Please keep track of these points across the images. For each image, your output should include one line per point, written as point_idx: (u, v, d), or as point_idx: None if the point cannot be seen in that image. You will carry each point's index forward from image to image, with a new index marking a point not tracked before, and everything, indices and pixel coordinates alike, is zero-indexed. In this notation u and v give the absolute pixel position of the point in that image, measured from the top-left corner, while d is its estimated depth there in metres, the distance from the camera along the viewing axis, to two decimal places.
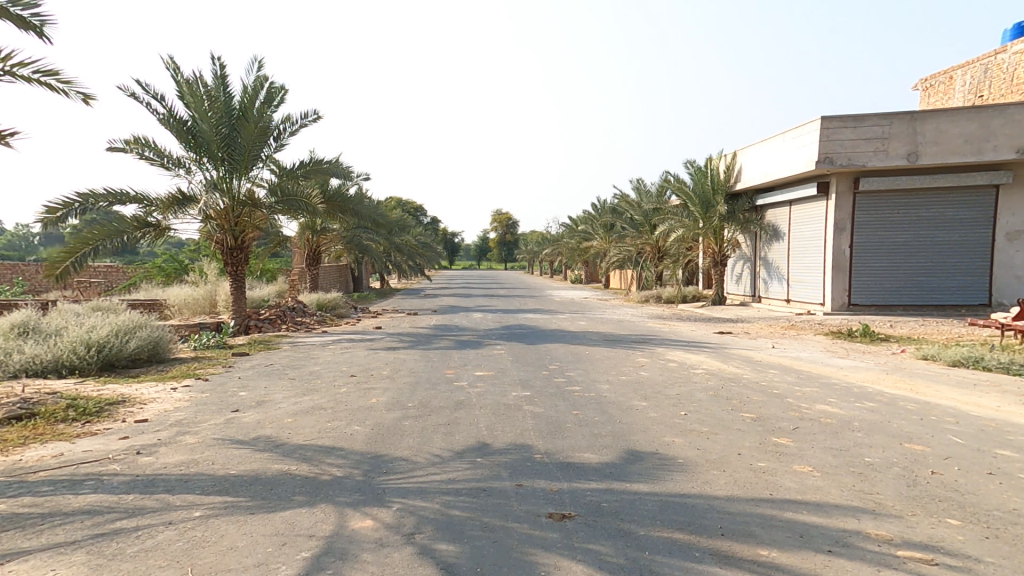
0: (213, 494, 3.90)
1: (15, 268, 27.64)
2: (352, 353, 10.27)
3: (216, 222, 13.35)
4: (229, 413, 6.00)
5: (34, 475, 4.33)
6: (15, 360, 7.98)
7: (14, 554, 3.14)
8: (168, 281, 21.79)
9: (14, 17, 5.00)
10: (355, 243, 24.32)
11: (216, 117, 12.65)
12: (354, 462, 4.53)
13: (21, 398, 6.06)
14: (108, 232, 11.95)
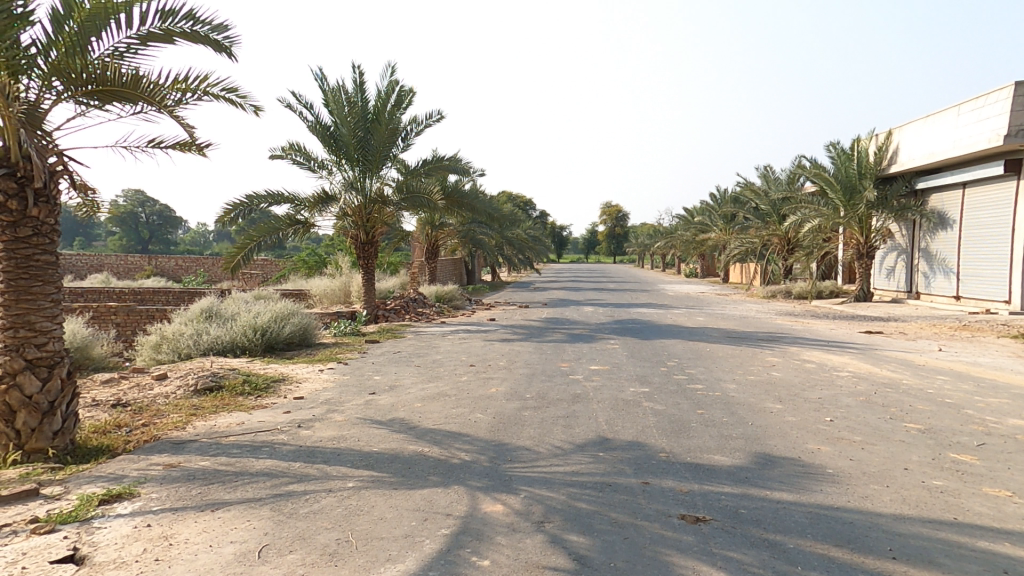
0: (362, 468, 4.29)
1: (199, 262, 32.33)
2: (470, 343, 10.70)
3: (352, 219, 14.59)
4: (367, 395, 6.55)
5: (226, 438, 5.08)
6: (203, 339, 9.42)
7: (218, 504, 3.74)
8: (310, 273, 24.33)
9: (212, 42, 5.79)
10: (471, 238, 25.21)
11: (354, 120, 13.77)
12: (480, 448, 4.72)
13: (211, 372, 7.14)
14: (267, 229, 13.52)
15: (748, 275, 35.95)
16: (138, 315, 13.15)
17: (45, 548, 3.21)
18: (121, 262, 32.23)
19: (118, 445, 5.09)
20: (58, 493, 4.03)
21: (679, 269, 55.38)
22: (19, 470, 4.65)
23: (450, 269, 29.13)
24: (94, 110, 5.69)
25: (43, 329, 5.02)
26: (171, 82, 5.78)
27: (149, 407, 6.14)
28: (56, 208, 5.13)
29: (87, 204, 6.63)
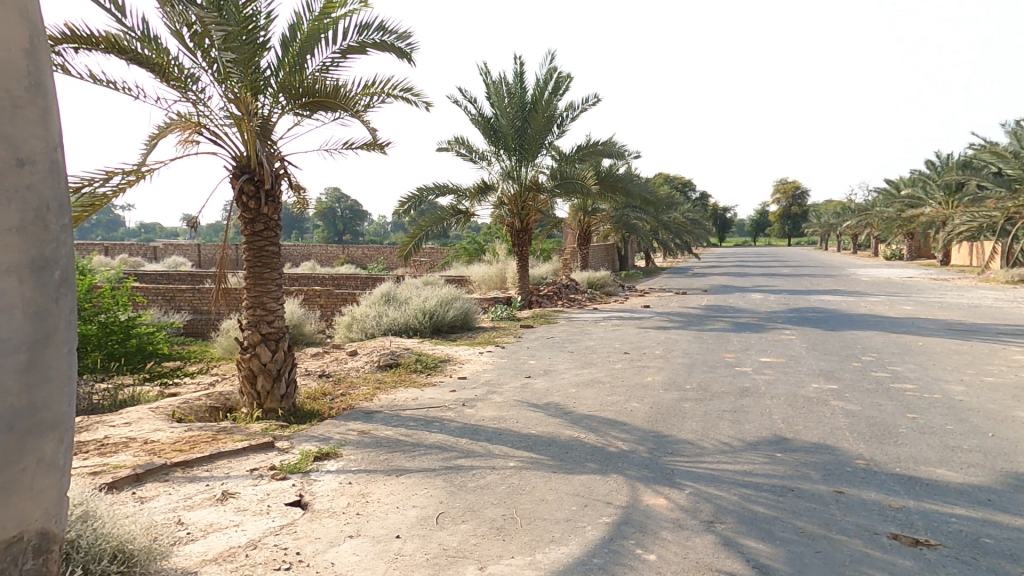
0: (522, 449, 4.42)
1: (381, 251, 36.50)
2: (624, 330, 10.45)
3: (508, 207, 15.25)
4: (524, 378, 6.77)
5: (405, 411, 5.64)
6: (384, 320, 10.62)
7: (401, 471, 4.21)
8: (471, 260, 26.04)
9: (396, 50, 6.38)
10: (624, 222, 24.59)
11: (512, 110, 14.25)
12: (638, 438, 4.55)
13: (391, 351, 8.00)
14: (434, 219, 14.71)
15: (979, 256, 29.57)
16: (335, 298, 15.34)
17: (282, 492, 4.03)
18: (323, 252, 37.91)
19: (324, 411, 5.94)
20: (286, 447, 4.92)
21: (875, 251, 47.69)
22: (260, 424, 5.69)
23: (602, 255, 28.86)
24: (307, 120, 6.64)
25: (272, 308, 6.06)
26: (364, 88, 6.52)
27: (345, 379, 7.09)
28: (280, 207, 6.10)
29: (300, 201, 7.86)
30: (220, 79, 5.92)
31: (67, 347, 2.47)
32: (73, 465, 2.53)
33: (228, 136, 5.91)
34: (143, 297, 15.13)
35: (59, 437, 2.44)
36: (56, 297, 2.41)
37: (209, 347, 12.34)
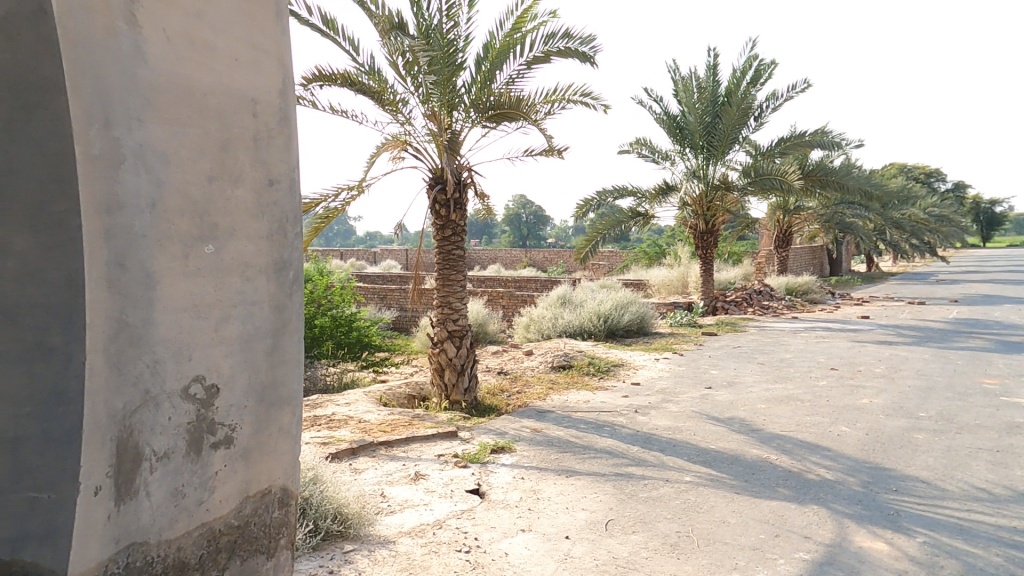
0: (699, 463, 4.11)
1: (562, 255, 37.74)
2: (832, 343, 9.04)
3: (691, 208, 14.47)
4: (704, 388, 6.29)
5: (575, 413, 5.69)
6: (559, 322, 10.91)
7: (570, 472, 4.26)
8: (650, 263, 25.34)
9: (579, 54, 6.51)
10: (837, 221, 21.44)
11: (702, 106, 13.48)
12: (847, 467, 3.88)
13: (564, 352, 8.15)
14: (612, 223, 14.61)
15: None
16: (516, 300, 16.24)
17: (463, 479, 4.38)
18: (509, 255, 40.45)
19: (501, 407, 6.30)
20: (466, 438, 5.34)
21: None
22: (448, 414, 6.27)
23: (805, 258, 25.53)
24: (493, 131, 7.15)
25: (456, 308, 6.67)
26: (545, 96, 6.79)
27: (521, 378, 7.44)
28: (465, 212, 6.68)
29: (485, 208, 8.51)
30: (423, 100, 6.70)
31: (297, 335, 3.23)
32: (301, 434, 3.29)
33: (427, 151, 7.19)
34: (364, 296, 17.94)
35: (291, 411, 3.21)
36: (290, 293, 3.17)
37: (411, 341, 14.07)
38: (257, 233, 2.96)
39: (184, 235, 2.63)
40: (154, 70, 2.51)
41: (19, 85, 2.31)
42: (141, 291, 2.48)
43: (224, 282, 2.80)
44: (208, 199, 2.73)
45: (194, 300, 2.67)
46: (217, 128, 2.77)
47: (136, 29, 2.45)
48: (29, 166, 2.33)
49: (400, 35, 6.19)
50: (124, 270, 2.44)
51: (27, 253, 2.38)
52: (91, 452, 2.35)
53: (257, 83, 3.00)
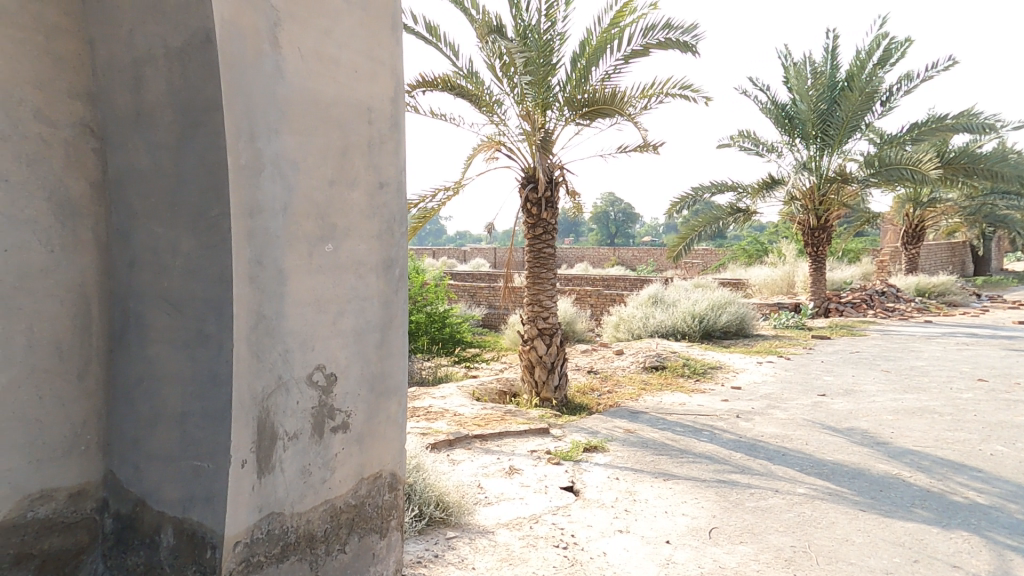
0: (814, 475, 3.86)
1: (653, 253, 36.71)
2: (974, 352, 8.05)
3: (801, 202, 13.76)
4: (816, 396, 5.87)
5: (671, 416, 5.53)
6: (650, 321, 10.69)
7: (668, 475, 4.16)
8: (750, 262, 24.11)
9: (679, 44, 6.31)
10: (985, 216, 18.93)
11: (816, 94, 12.64)
12: (999, 492, 3.47)
13: (657, 353, 7.95)
14: (708, 220, 14.01)
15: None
16: (605, 299, 16.07)
17: (557, 475, 4.42)
18: (596, 253, 40.06)
19: (592, 406, 6.28)
20: (559, 435, 5.36)
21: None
22: (538, 411, 6.35)
23: (936, 256, 22.94)
24: (586, 128, 7.14)
25: (547, 306, 6.74)
26: (642, 90, 6.67)
27: (612, 377, 7.37)
28: (557, 211, 6.74)
29: (575, 207, 8.50)
30: (518, 101, 6.82)
31: (401, 328, 3.53)
32: (406, 423, 3.56)
33: (519, 151, 7.65)
34: (456, 294, 18.58)
35: (397, 401, 3.50)
36: (395, 289, 3.46)
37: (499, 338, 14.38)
38: (368, 233, 3.26)
39: (309, 235, 2.93)
40: (289, 85, 2.78)
41: (184, 105, 2.59)
42: (275, 285, 2.77)
43: (342, 279, 3.11)
44: (330, 203, 3.02)
45: (317, 294, 2.97)
46: (337, 136, 3.05)
47: (276, 49, 2.72)
48: (192, 175, 2.63)
49: (498, 37, 6.36)
50: (262, 268, 2.72)
51: (189, 253, 2.70)
52: (239, 429, 2.64)
53: (373, 93, 3.26)
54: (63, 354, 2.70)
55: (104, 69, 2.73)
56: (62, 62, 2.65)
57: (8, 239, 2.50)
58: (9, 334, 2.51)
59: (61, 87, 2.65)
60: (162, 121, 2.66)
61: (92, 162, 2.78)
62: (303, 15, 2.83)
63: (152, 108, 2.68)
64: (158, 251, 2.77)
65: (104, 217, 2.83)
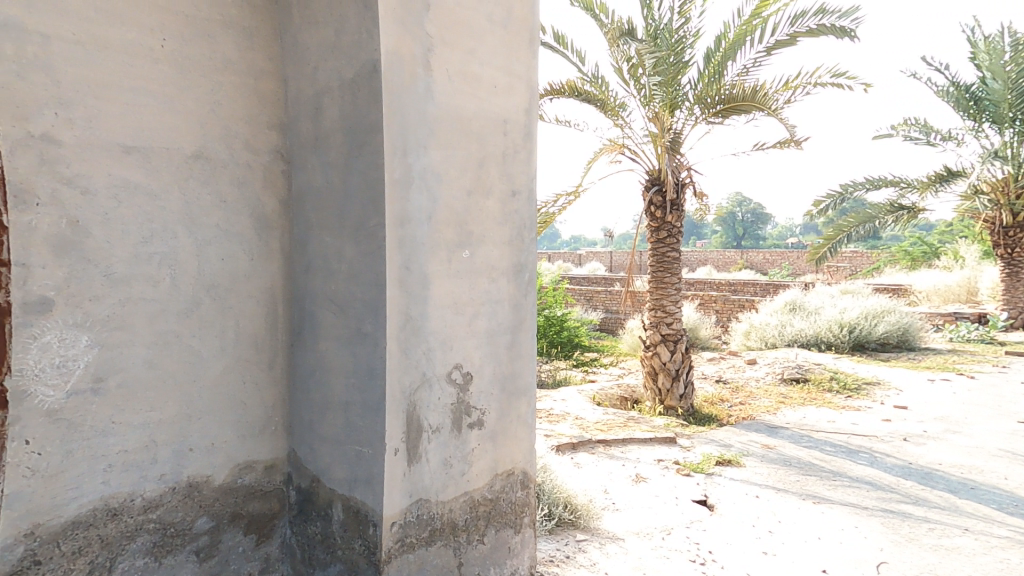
0: (1015, 515, 3.57)
1: (785, 256, 33.94)
2: None
3: (991, 198, 13.16)
4: (1001, 423, 5.41)
5: (816, 433, 5.25)
6: (788, 329, 11.27)
7: (821, 498, 3.91)
8: (915, 265, 21.50)
9: (833, 31, 5.81)
10: None
11: (1014, 73, 11.56)
12: None
13: (797, 365, 7.56)
14: (860, 219, 12.63)
15: None
16: (733, 304, 15.18)
17: (688, 488, 4.25)
18: (721, 257, 37.88)
19: (722, 417, 6.18)
20: (688, 446, 5.15)
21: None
22: (663, 418, 6.37)
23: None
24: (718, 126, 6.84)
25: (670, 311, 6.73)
26: (785, 84, 6.24)
27: (744, 388, 7.16)
28: (682, 214, 6.68)
29: (701, 208, 8.09)
30: (646, 102, 6.74)
31: (529, 331, 3.66)
32: (534, 422, 3.68)
33: (643, 158, 8.95)
34: (572, 297, 18.70)
35: (526, 401, 3.63)
36: (524, 292, 3.60)
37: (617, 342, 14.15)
38: (500, 239, 3.41)
39: (449, 242, 3.12)
40: (437, 104, 3.00)
41: (353, 129, 2.89)
42: (421, 289, 2.99)
43: (477, 283, 3.29)
44: (468, 212, 3.20)
45: (455, 297, 3.17)
46: (476, 148, 3.22)
47: (429, 73, 2.95)
48: (356, 190, 2.92)
49: (628, 40, 6.33)
50: (410, 272, 2.94)
51: (353, 260, 2.99)
52: (392, 420, 2.88)
53: (508, 106, 3.40)
54: (256, 347, 3.16)
55: (293, 101, 3.15)
56: (263, 98, 3.11)
57: (222, 250, 2.98)
58: (219, 329, 2.98)
59: (261, 119, 3.11)
60: (335, 144, 2.99)
61: (280, 183, 3.22)
62: (452, 39, 3.04)
63: (328, 133, 3.03)
64: (328, 259, 3.11)
65: (288, 229, 3.28)
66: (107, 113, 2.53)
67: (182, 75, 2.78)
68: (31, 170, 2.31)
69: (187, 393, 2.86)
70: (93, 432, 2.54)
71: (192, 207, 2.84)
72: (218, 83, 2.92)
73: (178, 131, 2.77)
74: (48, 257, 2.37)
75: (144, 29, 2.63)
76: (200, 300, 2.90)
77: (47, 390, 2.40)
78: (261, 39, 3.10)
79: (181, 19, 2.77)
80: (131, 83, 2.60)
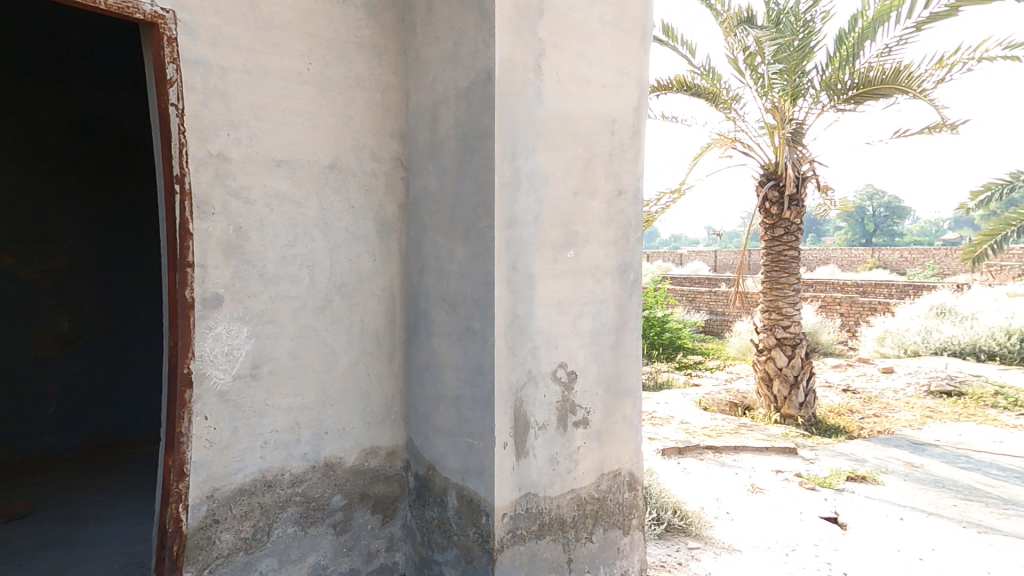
0: None
1: (927, 254, 30.27)
2: None
3: None
4: None
5: (966, 451, 5.51)
6: (932, 339, 11.26)
7: (992, 529, 3.65)
8: None
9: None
10: None
11: None
12: None
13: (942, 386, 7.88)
14: None
15: None
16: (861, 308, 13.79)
17: (815, 503, 3.99)
18: (845, 256, 34.46)
19: (850, 429, 6.64)
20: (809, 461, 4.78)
21: None
22: (780, 427, 6.92)
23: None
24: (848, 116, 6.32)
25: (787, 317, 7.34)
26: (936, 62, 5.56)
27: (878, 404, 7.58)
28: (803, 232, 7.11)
29: (825, 203, 7.44)
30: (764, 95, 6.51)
31: (634, 332, 3.61)
32: (641, 425, 3.62)
33: (757, 149, 9.42)
34: (674, 298, 18.13)
35: (631, 402, 3.58)
36: (629, 293, 3.54)
37: (722, 345, 13.47)
38: (605, 239, 3.40)
39: (554, 242, 3.17)
40: (547, 108, 3.06)
41: (466, 135, 3.02)
42: (527, 288, 3.07)
43: (582, 283, 3.30)
44: (573, 212, 3.23)
45: (560, 297, 3.21)
46: (583, 149, 3.23)
47: (539, 77, 3.02)
48: (467, 193, 3.05)
49: (747, 27, 6.08)
50: (516, 272, 3.02)
51: (464, 260, 3.13)
52: (500, 414, 2.98)
53: (617, 105, 3.38)
54: (379, 341, 3.43)
55: (414, 112, 3.38)
56: (388, 111, 3.37)
57: (350, 252, 3.27)
58: (348, 323, 3.27)
59: (386, 130, 3.36)
60: (449, 150, 3.15)
61: (400, 189, 3.46)
62: (564, 42, 3.09)
63: (443, 140, 3.20)
64: (441, 259, 3.28)
65: (407, 231, 3.52)
66: (263, 131, 2.88)
67: (323, 94, 3.09)
68: (207, 184, 2.68)
69: (321, 381, 3.17)
70: (253, 411, 2.89)
71: (327, 213, 3.14)
72: (351, 99, 3.21)
73: (318, 145, 3.08)
74: (218, 258, 2.74)
75: (293, 54, 2.96)
76: (332, 297, 3.19)
77: (219, 373, 2.77)
78: (389, 56, 3.37)
79: (323, 43, 3.08)
80: (283, 103, 2.93)
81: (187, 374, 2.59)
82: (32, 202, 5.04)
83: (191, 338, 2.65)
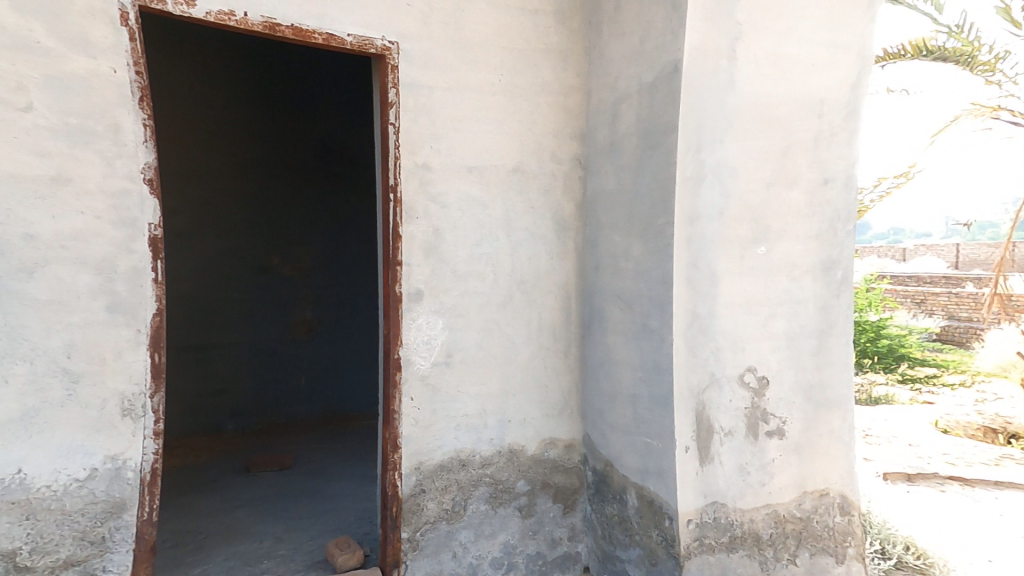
0: None
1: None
2: None
3: None
4: None
5: None
6: None
7: None
8: None
9: None
10: None
11: None
12: None
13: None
14: None
15: None
16: None
17: None
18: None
19: None
20: None
21: None
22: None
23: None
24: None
25: None
26: None
27: None
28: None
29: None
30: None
31: (843, 335, 3.16)
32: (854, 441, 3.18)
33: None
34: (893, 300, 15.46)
35: (841, 415, 3.16)
36: (837, 293, 3.11)
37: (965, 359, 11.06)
38: (806, 233, 3.05)
39: (742, 238, 2.93)
40: (740, 95, 2.86)
41: (647, 130, 2.96)
42: (710, 287, 2.90)
43: (775, 283, 3.01)
44: (766, 204, 2.95)
45: (748, 297, 2.96)
46: (781, 137, 2.95)
47: (733, 61, 2.82)
48: (647, 189, 2.99)
49: None
50: (697, 269, 2.88)
51: (640, 258, 3.07)
52: (681, 417, 2.86)
53: (829, 84, 3.00)
54: (557, 335, 3.56)
55: (594, 111, 3.43)
56: (570, 112, 3.48)
57: (530, 251, 3.44)
58: (528, 318, 3.46)
59: (567, 131, 3.48)
60: (629, 146, 3.12)
61: (578, 188, 3.55)
62: (765, 20, 2.83)
63: (622, 136, 3.18)
64: (617, 256, 3.28)
65: (582, 229, 3.58)
66: (459, 141, 3.18)
67: (511, 102, 3.32)
68: (415, 192, 3.07)
69: (505, 372, 3.40)
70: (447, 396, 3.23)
71: (510, 214, 3.36)
72: (536, 104, 3.38)
73: (504, 151, 3.32)
74: (420, 258, 3.11)
75: (487, 69, 3.24)
76: (512, 293, 3.40)
77: (421, 360, 3.15)
78: (573, 59, 3.47)
79: (514, 53, 3.31)
80: (476, 115, 3.22)
81: (398, 358, 3.06)
82: (289, 208, 5.88)
83: (403, 327, 3.08)
